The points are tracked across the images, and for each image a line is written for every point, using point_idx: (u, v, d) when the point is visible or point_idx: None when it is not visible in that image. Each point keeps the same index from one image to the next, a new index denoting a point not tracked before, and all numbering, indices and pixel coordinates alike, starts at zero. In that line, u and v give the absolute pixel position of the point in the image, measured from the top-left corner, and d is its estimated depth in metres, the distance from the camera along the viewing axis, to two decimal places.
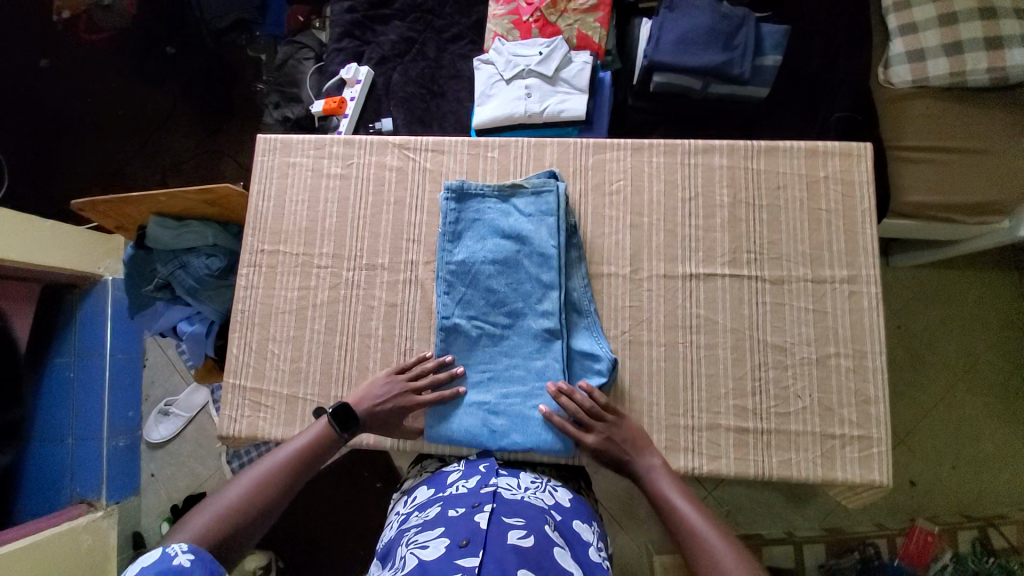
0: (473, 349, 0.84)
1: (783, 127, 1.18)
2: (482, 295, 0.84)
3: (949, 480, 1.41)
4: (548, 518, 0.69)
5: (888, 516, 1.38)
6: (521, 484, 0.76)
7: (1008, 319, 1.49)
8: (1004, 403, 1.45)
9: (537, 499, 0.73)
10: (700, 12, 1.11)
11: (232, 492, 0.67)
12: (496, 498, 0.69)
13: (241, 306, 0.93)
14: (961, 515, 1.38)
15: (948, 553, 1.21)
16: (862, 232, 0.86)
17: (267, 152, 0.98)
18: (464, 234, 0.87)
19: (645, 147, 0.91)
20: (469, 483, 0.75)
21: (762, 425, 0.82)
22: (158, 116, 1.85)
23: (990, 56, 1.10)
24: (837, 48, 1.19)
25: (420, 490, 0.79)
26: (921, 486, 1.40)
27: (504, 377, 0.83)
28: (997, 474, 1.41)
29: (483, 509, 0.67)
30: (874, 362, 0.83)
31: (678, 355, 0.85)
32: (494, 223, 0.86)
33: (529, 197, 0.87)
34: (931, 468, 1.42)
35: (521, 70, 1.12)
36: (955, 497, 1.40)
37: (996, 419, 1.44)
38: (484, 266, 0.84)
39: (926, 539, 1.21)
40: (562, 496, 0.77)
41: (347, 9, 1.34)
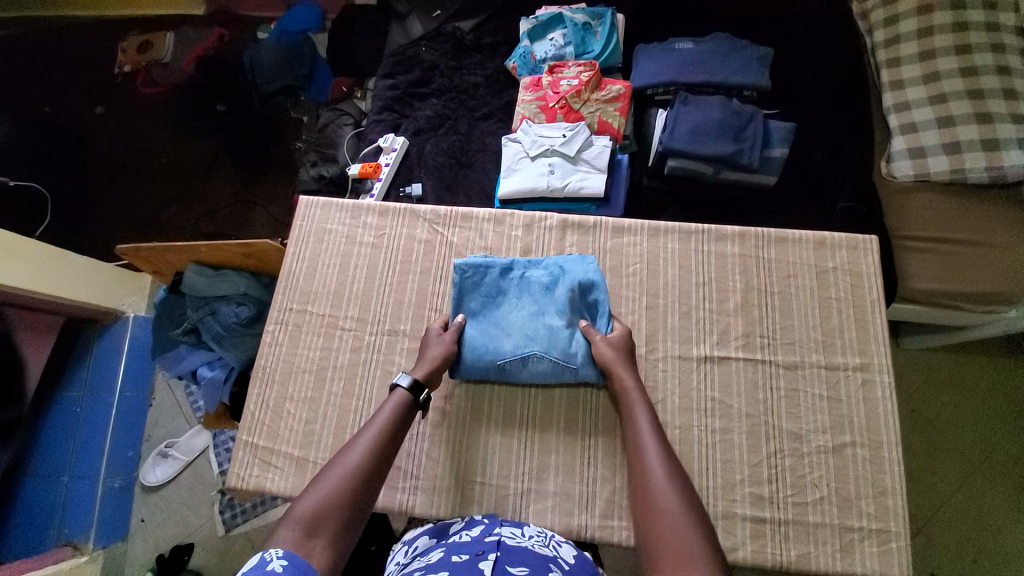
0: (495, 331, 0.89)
1: (790, 212, 1.24)
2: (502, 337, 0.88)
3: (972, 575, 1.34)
4: (553, 568, 0.67)
5: None
6: (526, 532, 0.77)
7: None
8: None
9: (541, 547, 0.73)
10: (711, 107, 1.21)
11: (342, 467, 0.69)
12: (500, 546, 0.69)
13: (263, 362, 0.96)
14: None
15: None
16: (872, 321, 0.89)
17: (306, 217, 1.06)
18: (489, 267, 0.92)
19: (661, 231, 0.97)
20: (472, 532, 0.76)
21: (779, 515, 0.81)
22: (200, 165, 1.98)
23: (988, 155, 1.18)
24: (839, 145, 1.28)
25: (422, 539, 0.79)
26: None
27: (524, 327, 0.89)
28: None
29: (486, 557, 0.66)
30: (889, 453, 0.83)
31: (693, 439, 0.85)
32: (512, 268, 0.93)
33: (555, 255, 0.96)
34: (953, 561, 1.35)
35: (545, 149, 1.22)
36: None
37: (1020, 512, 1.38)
38: (513, 305, 0.91)
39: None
40: (567, 552, 0.74)
41: (389, 86, 1.47)
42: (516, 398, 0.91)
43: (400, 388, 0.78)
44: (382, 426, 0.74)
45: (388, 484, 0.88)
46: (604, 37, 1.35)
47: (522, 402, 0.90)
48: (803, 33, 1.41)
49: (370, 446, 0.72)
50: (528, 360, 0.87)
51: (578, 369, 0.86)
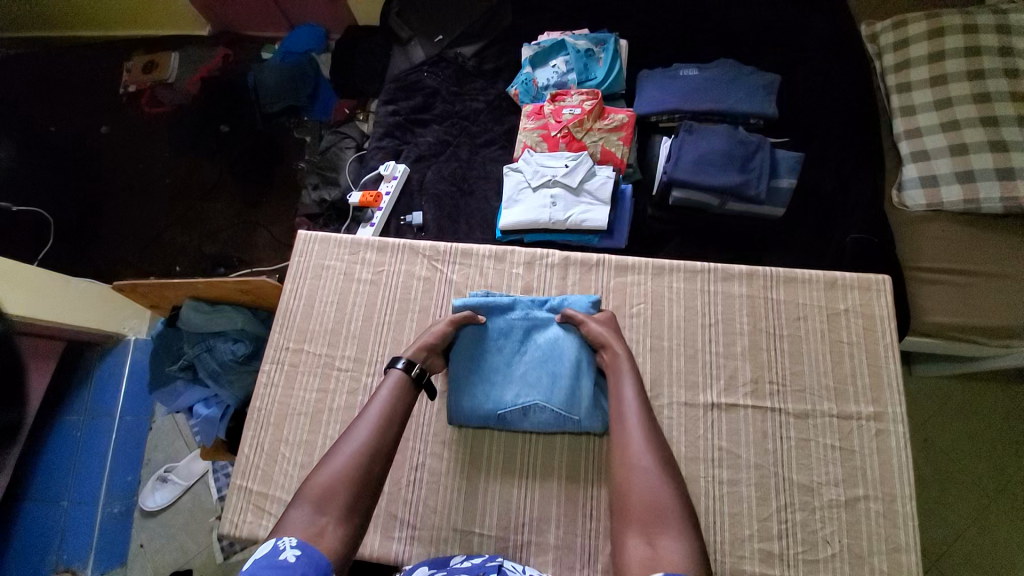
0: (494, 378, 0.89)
1: (798, 243, 1.21)
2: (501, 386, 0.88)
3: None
4: None
5: None
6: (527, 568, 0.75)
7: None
8: None
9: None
10: (717, 136, 1.19)
11: (348, 448, 0.69)
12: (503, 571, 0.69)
13: (258, 403, 0.94)
14: None
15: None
16: (885, 366, 0.86)
17: (304, 253, 1.04)
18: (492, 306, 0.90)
19: (666, 270, 0.94)
20: (473, 559, 0.75)
21: (790, 574, 0.77)
22: (203, 185, 1.98)
23: (1003, 185, 1.14)
24: (848, 174, 1.25)
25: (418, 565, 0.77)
26: None
27: (524, 375, 0.88)
28: None
29: None
30: (905, 507, 0.79)
31: (699, 491, 0.82)
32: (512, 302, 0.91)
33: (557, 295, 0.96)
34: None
35: (547, 180, 1.20)
36: None
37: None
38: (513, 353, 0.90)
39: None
40: None
41: (391, 112, 1.46)
42: (516, 444, 0.88)
43: (395, 369, 0.78)
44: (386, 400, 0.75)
45: (384, 533, 0.85)
46: (608, 64, 1.34)
47: (522, 449, 0.88)
48: (811, 59, 1.39)
49: (376, 423, 0.72)
50: (529, 410, 0.86)
51: (582, 421, 0.84)
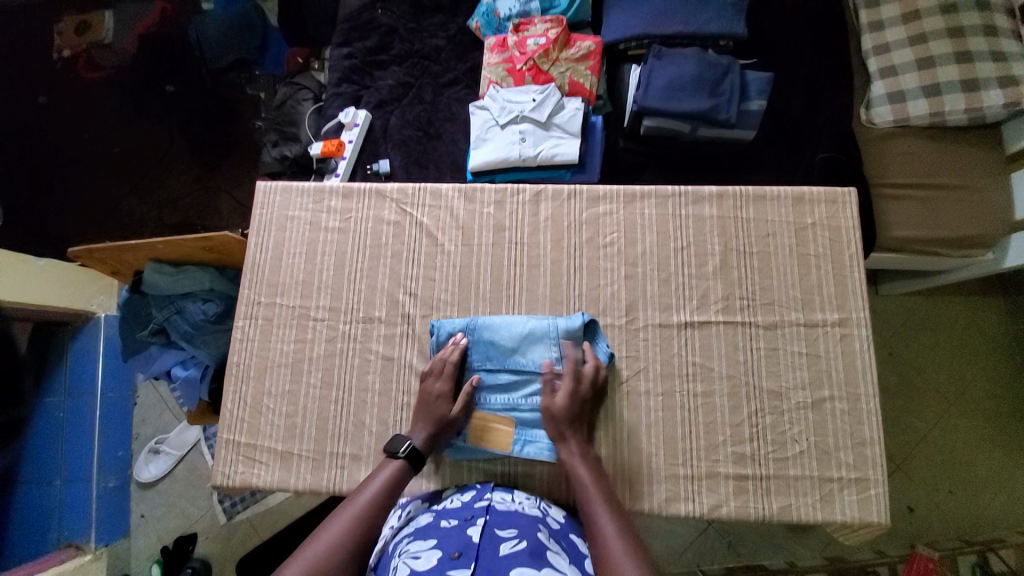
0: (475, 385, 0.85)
1: (768, 168, 1.22)
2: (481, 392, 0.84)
3: (947, 505, 1.41)
4: (542, 527, 0.71)
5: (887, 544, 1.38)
6: (515, 497, 0.78)
7: (997, 344, 1.51)
8: (999, 426, 1.46)
9: (531, 508, 0.76)
10: (686, 60, 1.16)
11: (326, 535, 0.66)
12: (489, 511, 0.72)
13: (236, 359, 0.93)
14: (961, 542, 1.38)
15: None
16: (850, 274, 0.89)
17: (266, 204, 1.00)
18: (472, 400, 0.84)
19: (637, 196, 0.94)
20: (463, 498, 0.78)
21: (762, 472, 0.82)
22: (156, 151, 1.86)
23: (967, 96, 1.15)
24: (817, 92, 1.24)
25: (413, 502, 0.81)
26: (919, 512, 1.41)
27: (506, 389, 0.84)
28: (995, 499, 1.41)
29: (475, 522, 0.69)
30: (868, 405, 0.84)
31: (675, 405, 0.85)
32: (492, 405, 0.84)
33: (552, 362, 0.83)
34: (930, 493, 1.42)
35: (515, 115, 1.16)
36: (955, 524, 1.40)
37: (989, 442, 1.45)
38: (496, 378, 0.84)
39: (927, 565, 1.24)
40: (556, 514, 0.77)
41: (345, 55, 1.37)
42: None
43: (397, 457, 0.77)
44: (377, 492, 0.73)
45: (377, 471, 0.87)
46: None
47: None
48: None
49: (358, 515, 0.70)
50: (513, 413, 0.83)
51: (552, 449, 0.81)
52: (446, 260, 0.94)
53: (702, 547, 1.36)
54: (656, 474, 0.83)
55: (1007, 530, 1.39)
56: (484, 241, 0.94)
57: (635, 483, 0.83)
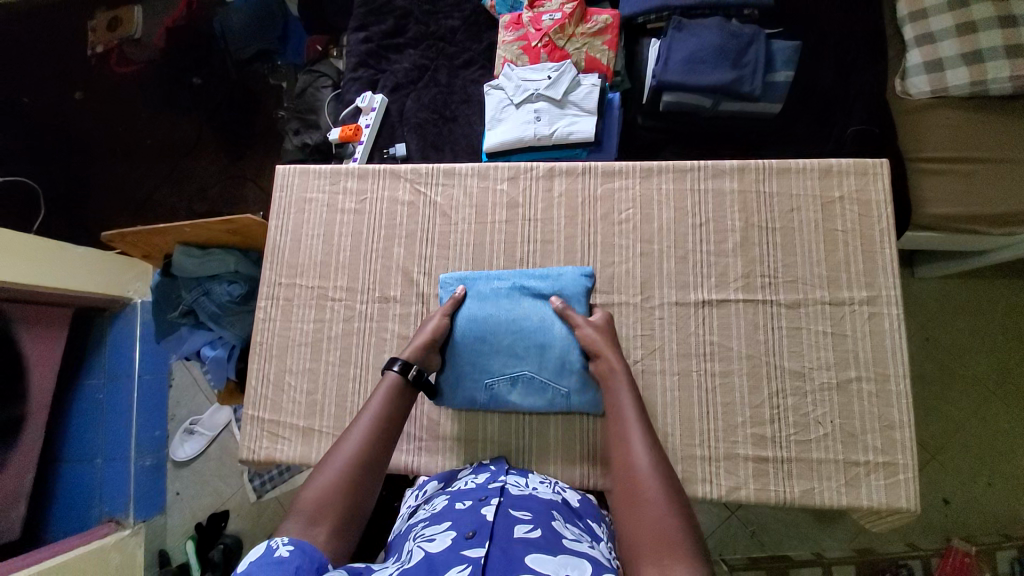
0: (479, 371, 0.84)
1: (797, 142, 1.16)
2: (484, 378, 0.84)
3: (985, 497, 1.41)
4: (557, 512, 0.70)
5: (922, 537, 1.38)
6: (529, 483, 0.78)
7: None
8: None
9: (546, 493, 0.75)
10: (707, 31, 1.11)
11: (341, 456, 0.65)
12: (502, 493, 0.72)
13: (259, 338, 0.96)
14: (1000, 536, 1.37)
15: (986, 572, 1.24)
16: (881, 250, 0.85)
17: (284, 188, 1.01)
18: (505, 296, 0.86)
19: (654, 171, 0.91)
20: (478, 479, 0.78)
21: (782, 454, 0.80)
22: (185, 143, 1.92)
23: (1011, 65, 1.09)
24: (851, 61, 1.16)
25: (430, 483, 0.82)
26: (955, 505, 1.41)
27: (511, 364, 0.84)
28: None
29: (489, 503, 0.69)
30: (897, 386, 0.81)
31: (692, 385, 0.84)
32: (525, 283, 0.86)
33: (572, 352, 0.82)
34: (968, 485, 1.41)
35: (530, 95, 1.14)
36: (995, 518, 1.40)
37: None
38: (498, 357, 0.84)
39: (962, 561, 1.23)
40: (572, 496, 0.78)
41: (361, 39, 1.38)
42: (514, 418, 0.88)
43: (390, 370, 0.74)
44: (380, 404, 0.71)
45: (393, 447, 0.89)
46: None
47: (518, 427, 0.88)
48: None
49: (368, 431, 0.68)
50: (517, 381, 0.84)
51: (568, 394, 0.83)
52: (459, 239, 0.94)
53: (724, 535, 1.40)
54: (671, 454, 0.82)
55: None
56: (498, 221, 0.93)
57: None
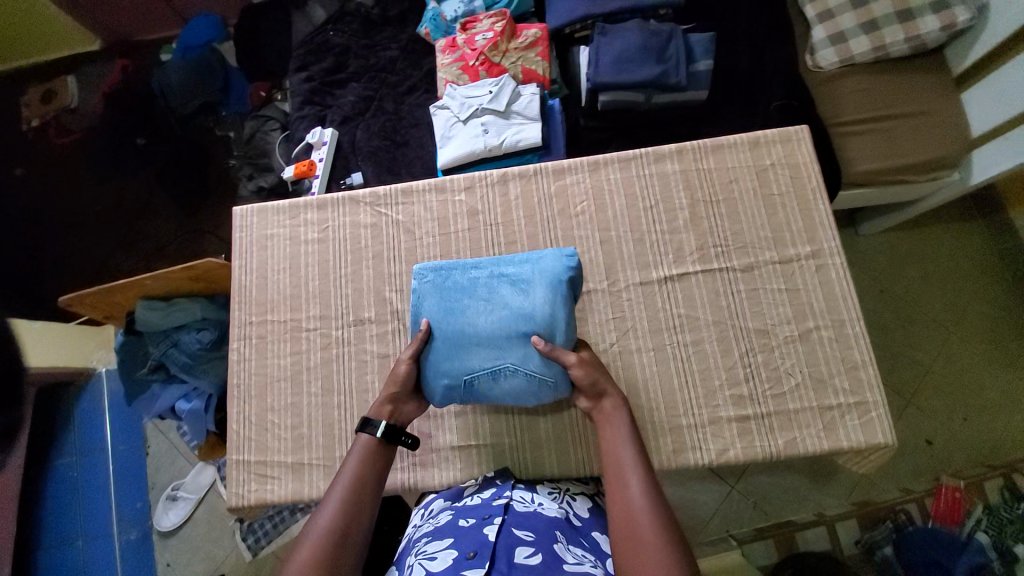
0: (454, 359, 0.77)
1: (729, 121, 1.23)
2: (460, 368, 0.77)
3: (963, 431, 1.50)
4: (560, 529, 0.70)
5: (913, 480, 1.47)
6: (534, 498, 0.78)
7: (982, 267, 1.63)
8: (999, 347, 1.56)
9: (551, 509, 0.75)
10: (630, 32, 1.20)
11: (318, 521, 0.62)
12: (507, 511, 0.72)
13: (236, 381, 0.95)
14: (985, 466, 1.46)
15: (980, 506, 1.35)
16: (816, 207, 0.92)
17: (245, 227, 1.01)
18: (481, 285, 0.79)
19: (601, 164, 0.96)
20: (484, 495, 0.78)
21: (762, 410, 0.84)
22: (136, 204, 1.89)
23: (904, 27, 1.24)
24: (762, 45, 1.27)
25: (437, 500, 0.82)
26: (938, 444, 1.50)
27: (489, 349, 0.77)
28: (1011, 419, 1.50)
29: (492, 521, 0.69)
30: (853, 329, 0.86)
31: (668, 357, 0.87)
32: (502, 271, 0.80)
33: (552, 331, 0.75)
34: (945, 422, 1.52)
35: (475, 110, 1.19)
36: (974, 449, 1.48)
37: (996, 363, 1.55)
38: (475, 343, 0.77)
39: (954, 496, 1.37)
40: (580, 508, 0.79)
41: (304, 79, 1.41)
42: (502, 416, 0.90)
43: (362, 434, 0.72)
44: (355, 468, 0.69)
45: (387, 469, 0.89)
46: None
47: (505, 428, 0.89)
48: None
49: (344, 493, 0.66)
50: (498, 370, 0.77)
51: (553, 378, 0.76)
52: (427, 252, 0.95)
53: (728, 510, 1.46)
54: (659, 427, 0.84)
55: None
56: (463, 230, 0.95)
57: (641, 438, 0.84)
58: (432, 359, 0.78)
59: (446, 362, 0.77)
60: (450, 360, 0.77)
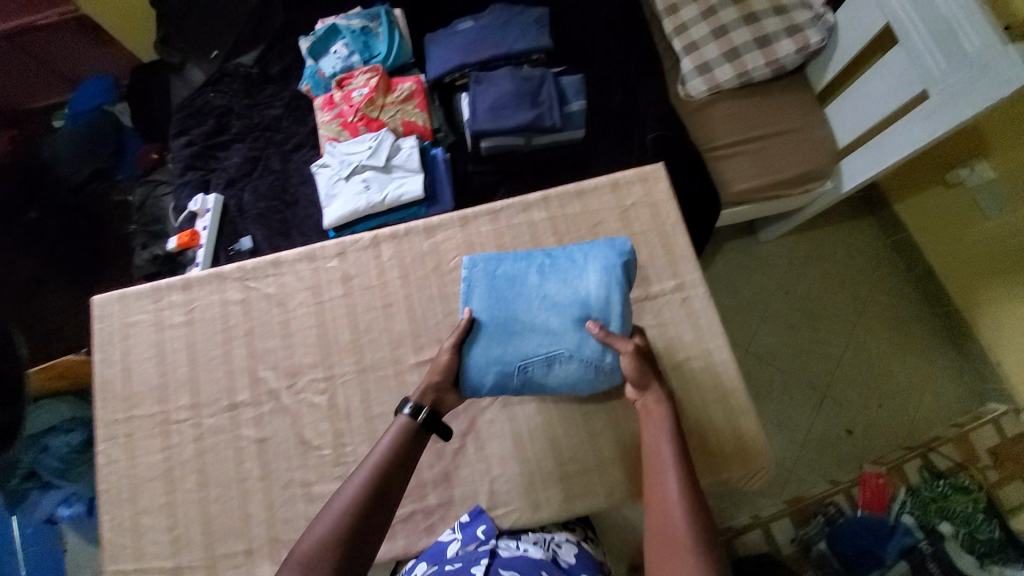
0: (501, 349, 0.77)
1: (609, 156, 1.28)
2: (515, 354, 0.77)
3: (879, 418, 1.56)
4: (547, 566, 0.69)
5: (839, 471, 1.51)
6: (524, 544, 0.75)
7: (878, 258, 1.69)
8: (903, 332, 1.62)
9: (537, 552, 0.73)
10: (503, 80, 1.24)
11: (335, 508, 0.66)
12: (494, 553, 0.70)
13: (105, 486, 0.88)
14: (904, 449, 1.51)
15: (901, 489, 1.39)
16: (676, 241, 0.95)
17: (105, 317, 0.96)
18: (534, 273, 0.81)
19: (470, 217, 0.97)
20: (467, 545, 0.75)
21: (643, 448, 0.85)
22: (26, 282, 1.72)
23: (762, 53, 1.31)
24: (633, 81, 1.34)
25: (419, 565, 0.76)
26: (858, 432, 1.54)
27: (541, 335, 0.77)
28: (922, 399, 1.56)
29: (479, 561, 0.68)
30: (721, 358, 0.89)
31: (550, 407, 0.87)
32: (552, 260, 0.82)
33: (609, 313, 0.77)
34: (861, 411, 1.56)
35: (355, 166, 1.18)
36: (894, 432, 1.54)
37: (903, 349, 1.60)
38: (528, 329, 0.78)
39: (878, 483, 1.40)
40: (568, 552, 0.76)
41: (185, 144, 1.37)
42: None
43: (401, 414, 0.74)
44: (387, 449, 0.71)
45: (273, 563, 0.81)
46: (387, 37, 1.33)
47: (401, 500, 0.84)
48: None
49: (372, 473, 0.69)
50: (553, 359, 0.77)
51: (604, 363, 0.77)
52: (300, 323, 0.91)
53: None
54: (548, 477, 0.85)
55: (939, 422, 1.53)
56: (337, 297, 0.93)
57: (530, 490, 0.84)
58: (475, 351, 0.78)
59: (492, 352, 0.77)
60: (506, 346, 0.77)
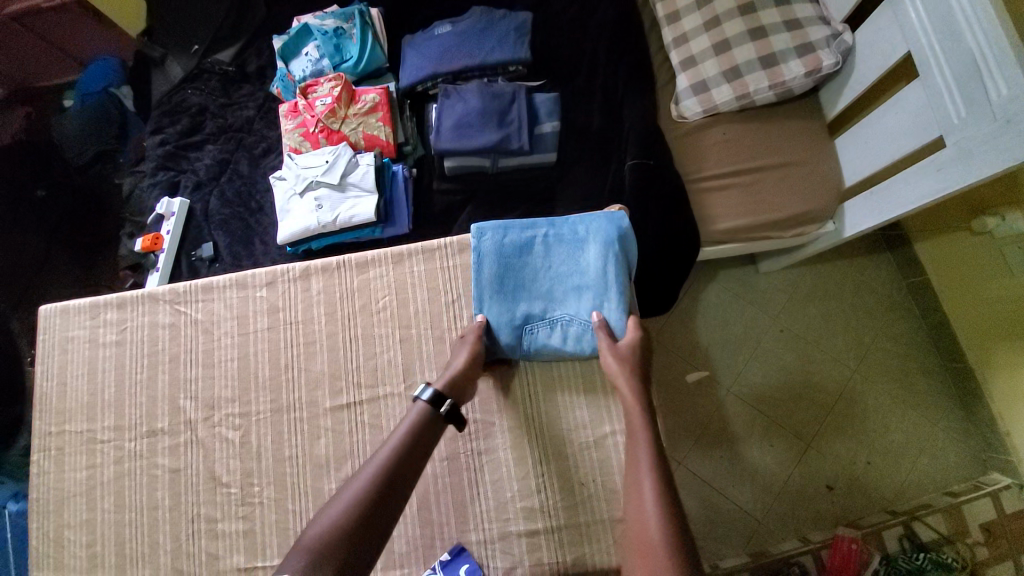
0: (511, 313, 0.86)
1: (580, 185, 1.20)
2: (520, 319, 0.85)
3: (866, 476, 1.41)
4: None
5: (811, 528, 1.38)
6: None
7: (890, 301, 1.51)
8: (908, 385, 1.45)
9: None
10: (471, 95, 1.15)
11: (351, 491, 0.65)
12: None
13: (36, 495, 0.91)
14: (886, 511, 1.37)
15: (877, 557, 1.21)
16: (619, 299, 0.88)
17: (48, 329, 0.97)
18: (539, 244, 0.88)
19: (404, 256, 0.92)
20: None
21: (553, 522, 0.79)
22: None
23: (768, 73, 1.15)
24: (617, 101, 1.23)
25: None
26: (839, 490, 1.40)
27: (550, 302, 0.86)
28: (918, 459, 1.40)
29: None
30: None
31: (461, 467, 0.83)
32: (558, 234, 0.89)
33: (610, 283, 0.85)
34: (847, 468, 1.42)
35: (309, 183, 1.14)
36: (878, 496, 1.39)
37: (905, 403, 1.44)
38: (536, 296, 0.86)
39: (850, 548, 1.22)
40: None
41: (158, 143, 1.36)
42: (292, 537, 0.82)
43: (421, 401, 0.73)
44: (403, 440, 0.70)
45: None
46: (360, 40, 1.25)
47: None
48: None
49: (386, 462, 0.68)
50: (559, 323, 0.85)
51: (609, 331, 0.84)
52: (224, 354, 0.91)
53: None
54: (447, 543, 0.80)
55: (926, 491, 1.38)
56: (261, 330, 0.91)
57: (428, 555, 0.80)
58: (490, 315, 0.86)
59: (503, 315, 0.85)
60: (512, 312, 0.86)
